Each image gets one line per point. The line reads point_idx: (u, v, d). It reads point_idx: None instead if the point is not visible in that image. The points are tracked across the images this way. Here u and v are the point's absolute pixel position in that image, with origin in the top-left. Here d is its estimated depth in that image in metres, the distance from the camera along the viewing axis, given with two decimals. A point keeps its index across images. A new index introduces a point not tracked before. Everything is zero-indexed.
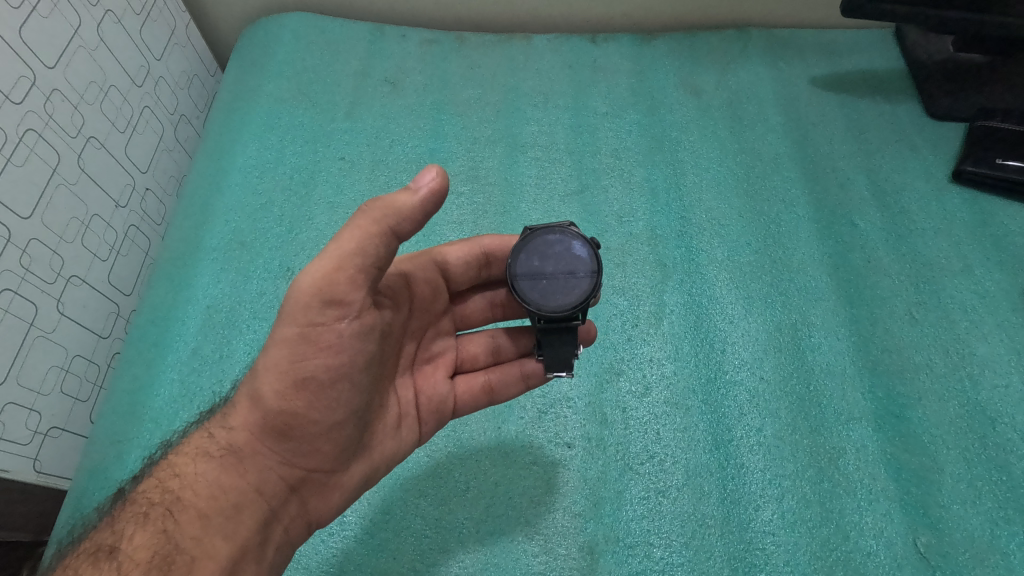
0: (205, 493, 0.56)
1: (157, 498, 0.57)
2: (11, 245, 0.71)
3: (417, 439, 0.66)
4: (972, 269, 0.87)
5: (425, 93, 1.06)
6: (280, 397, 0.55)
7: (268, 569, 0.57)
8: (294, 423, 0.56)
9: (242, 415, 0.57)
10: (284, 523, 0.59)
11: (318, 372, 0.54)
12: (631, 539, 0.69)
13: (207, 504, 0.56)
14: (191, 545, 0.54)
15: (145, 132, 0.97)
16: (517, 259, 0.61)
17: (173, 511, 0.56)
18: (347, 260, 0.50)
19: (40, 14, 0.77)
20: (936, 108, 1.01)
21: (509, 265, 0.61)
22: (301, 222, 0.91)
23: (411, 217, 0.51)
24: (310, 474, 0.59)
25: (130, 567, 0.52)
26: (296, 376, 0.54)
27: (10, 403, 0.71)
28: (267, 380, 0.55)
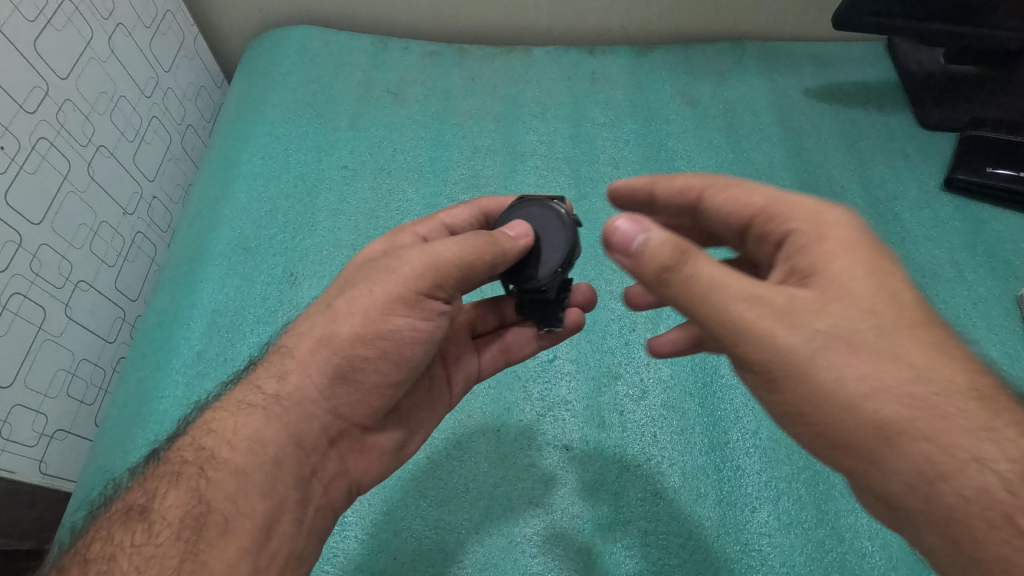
0: (244, 448, 0.52)
1: (191, 456, 0.53)
2: (22, 250, 0.73)
3: (448, 402, 0.69)
4: (965, 275, 0.88)
5: (427, 103, 1.08)
6: (355, 341, 0.54)
7: (306, 534, 0.54)
8: (358, 364, 0.54)
9: (304, 356, 0.55)
10: (323, 482, 0.56)
11: (400, 327, 0.54)
12: (629, 540, 0.69)
13: (243, 461, 0.52)
14: (227, 507, 0.50)
15: (153, 141, 0.99)
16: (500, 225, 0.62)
17: (207, 469, 0.52)
18: (459, 258, 0.53)
19: (54, 27, 0.79)
20: (928, 118, 1.03)
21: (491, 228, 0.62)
22: (305, 228, 0.93)
23: (515, 254, 0.55)
24: (351, 428, 0.58)
25: (163, 528, 0.49)
26: (377, 330, 0.54)
27: (18, 405, 0.72)
28: (348, 319, 0.54)
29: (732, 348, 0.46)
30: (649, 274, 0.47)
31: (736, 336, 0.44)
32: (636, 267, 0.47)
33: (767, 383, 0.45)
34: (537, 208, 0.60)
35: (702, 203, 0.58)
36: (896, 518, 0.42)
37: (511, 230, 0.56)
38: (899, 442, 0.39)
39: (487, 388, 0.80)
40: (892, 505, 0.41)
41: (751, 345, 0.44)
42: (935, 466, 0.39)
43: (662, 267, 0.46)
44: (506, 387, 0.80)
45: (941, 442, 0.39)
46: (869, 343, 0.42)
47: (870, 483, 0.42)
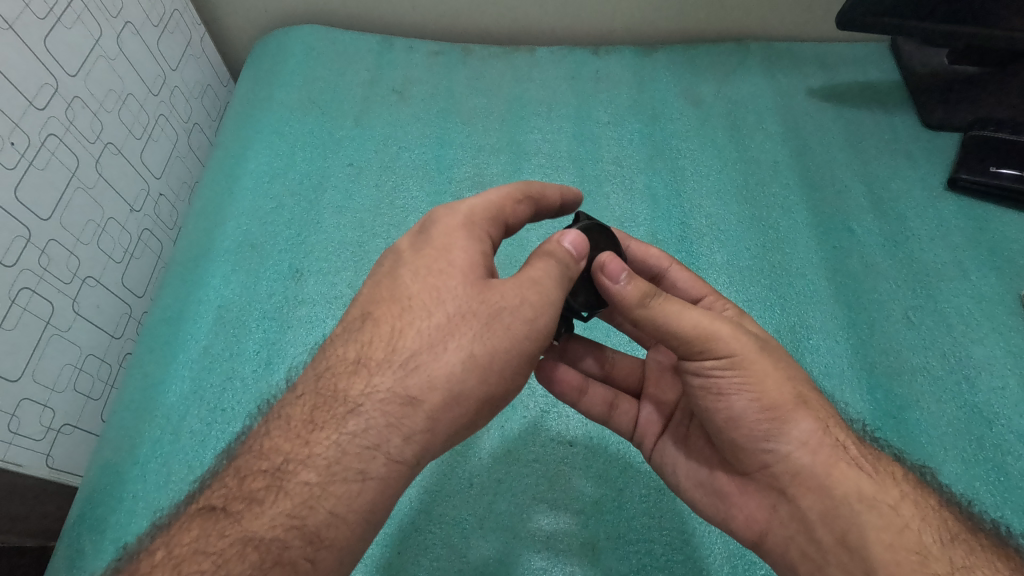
0: (354, 523, 0.47)
1: (290, 537, 0.46)
2: (31, 245, 0.74)
3: None
4: (968, 275, 0.89)
5: (432, 102, 1.08)
6: (482, 403, 0.50)
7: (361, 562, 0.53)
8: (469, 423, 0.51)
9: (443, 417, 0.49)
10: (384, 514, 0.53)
11: (510, 389, 0.52)
12: (632, 536, 0.69)
13: (348, 536, 0.47)
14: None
15: (161, 139, 1.00)
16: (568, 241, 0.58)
17: (314, 552, 0.46)
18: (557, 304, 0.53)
19: (65, 25, 0.80)
20: (933, 119, 1.04)
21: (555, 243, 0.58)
22: (311, 225, 0.94)
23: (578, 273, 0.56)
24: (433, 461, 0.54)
25: None
26: (503, 389, 0.52)
27: (26, 399, 0.73)
28: (491, 371, 0.50)
29: (694, 352, 0.55)
30: (634, 300, 0.54)
31: (706, 340, 0.55)
32: (626, 293, 0.54)
33: (722, 365, 0.55)
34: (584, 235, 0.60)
35: (659, 280, 0.70)
36: (784, 478, 0.55)
37: (568, 243, 0.55)
38: (808, 407, 0.55)
39: None
40: (788, 466, 0.55)
41: (720, 345, 0.55)
42: (818, 426, 0.55)
43: (650, 292, 0.54)
44: None
45: (819, 412, 0.55)
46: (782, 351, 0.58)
47: (776, 445, 0.55)
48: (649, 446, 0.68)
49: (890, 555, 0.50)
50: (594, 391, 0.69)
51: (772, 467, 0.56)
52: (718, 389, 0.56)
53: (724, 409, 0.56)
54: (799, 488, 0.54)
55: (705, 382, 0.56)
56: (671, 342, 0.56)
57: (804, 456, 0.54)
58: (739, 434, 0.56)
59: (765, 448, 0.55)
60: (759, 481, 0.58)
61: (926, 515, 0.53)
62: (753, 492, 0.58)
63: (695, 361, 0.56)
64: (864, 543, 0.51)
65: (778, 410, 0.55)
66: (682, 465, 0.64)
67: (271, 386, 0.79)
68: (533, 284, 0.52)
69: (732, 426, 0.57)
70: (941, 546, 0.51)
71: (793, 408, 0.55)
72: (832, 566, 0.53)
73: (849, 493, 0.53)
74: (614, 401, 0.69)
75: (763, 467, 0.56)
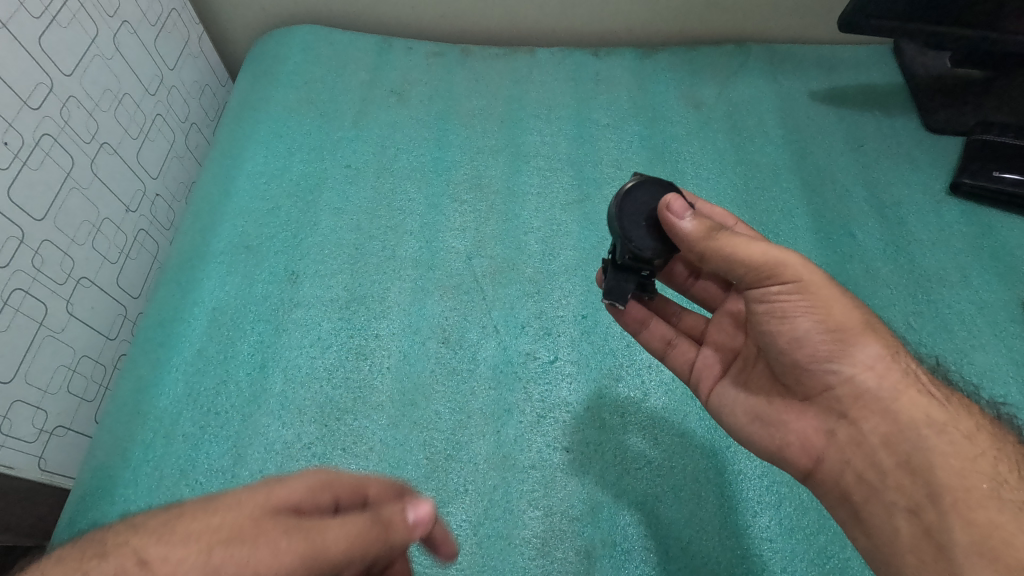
0: None
1: None
2: (24, 246, 0.73)
3: None
4: (971, 281, 0.88)
5: (431, 104, 1.08)
6: None
7: None
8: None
9: None
10: None
11: None
12: (629, 545, 0.69)
13: None
14: None
15: (157, 139, 0.99)
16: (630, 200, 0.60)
17: None
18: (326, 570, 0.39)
19: (60, 24, 0.79)
20: (933, 121, 1.03)
21: (619, 205, 0.60)
22: (307, 227, 0.93)
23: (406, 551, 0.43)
24: None
25: None
26: None
27: (18, 401, 0.72)
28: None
29: (760, 279, 0.56)
30: (697, 234, 0.56)
31: (775, 268, 0.55)
32: (690, 230, 0.56)
33: (787, 290, 0.55)
34: (650, 188, 0.60)
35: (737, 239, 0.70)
36: (846, 402, 0.55)
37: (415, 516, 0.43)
38: (878, 333, 0.55)
39: (488, 389, 0.79)
40: (851, 388, 0.54)
41: (788, 272, 0.54)
42: (886, 352, 0.54)
43: (715, 226, 0.56)
44: (505, 388, 0.79)
45: (888, 341, 0.55)
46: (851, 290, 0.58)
47: (840, 366, 0.55)
48: (707, 389, 0.67)
49: (957, 480, 0.49)
50: (655, 324, 0.70)
51: (834, 389, 0.55)
52: (783, 311, 0.56)
53: (789, 331, 0.56)
54: (862, 411, 0.54)
55: (769, 307, 0.56)
56: (738, 273, 0.56)
57: (870, 379, 0.54)
58: (801, 355, 0.56)
59: (829, 368, 0.55)
60: (819, 405, 0.57)
61: (1002, 446, 0.51)
62: (811, 416, 0.58)
63: (761, 287, 0.56)
64: (932, 467, 0.50)
65: (845, 331, 0.54)
66: (737, 400, 0.63)
67: (265, 390, 0.78)
68: (313, 530, 0.39)
69: (795, 347, 0.56)
70: (1020, 477, 0.49)
71: (860, 331, 0.54)
72: (891, 492, 0.52)
73: (916, 417, 0.52)
74: (673, 339, 0.70)
75: (825, 390, 0.56)
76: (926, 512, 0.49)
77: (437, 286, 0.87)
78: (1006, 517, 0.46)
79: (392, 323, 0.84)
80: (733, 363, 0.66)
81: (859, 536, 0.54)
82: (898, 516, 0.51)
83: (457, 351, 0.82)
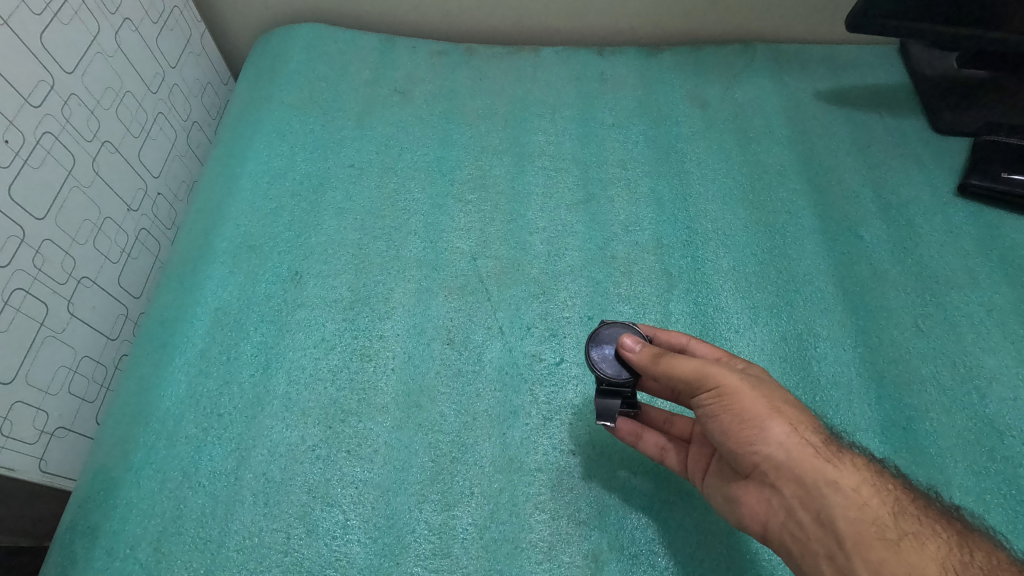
0: None
1: None
2: (25, 245, 0.72)
3: None
4: (979, 282, 0.87)
5: (435, 103, 1.07)
6: None
7: None
8: None
9: None
10: None
11: None
12: (636, 549, 0.68)
13: None
14: None
15: (159, 138, 0.98)
16: (594, 339, 0.67)
17: None
18: None
19: (61, 21, 0.78)
20: (940, 123, 1.03)
21: (586, 343, 0.68)
22: (311, 226, 0.92)
23: None
24: None
25: None
26: None
27: (19, 402, 0.71)
28: None
29: (693, 391, 0.58)
30: (647, 360, 0.61)
31: (699, 379, 0.57)
32: (641, 358, 0.62)
33: (712, 395, 0.56)
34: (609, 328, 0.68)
35: None
36: (770, 475, 0.54)
37: None
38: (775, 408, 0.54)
39: (494, 390, 0.78)
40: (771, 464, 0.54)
41: (710, 379, 0.56)
42: (791, 425, 0.54)
43: (659, 353, 0.61)
44: (512, 390, 0.78)
45: (793, 415, 0.54)
46: (770, 378, 0.58)
47: (756, 448, 0.54)
48: (698, 482, 0.65)
49: (854, 526, 0.49)
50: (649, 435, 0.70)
51: (757, 466, 0.55)
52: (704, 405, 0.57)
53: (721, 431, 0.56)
54: (781, 480, 0.53)
55: (702, 410, 0.58)
56: (679, 388, 0.59)
57: (778, 452, 0.53)
58: (728, 444, 0.56)
59: (749, 452, 0.55)
60: (756, 480, 0.56)
61: (883, 492, 0.51)
62: (755, 494, 0.56)
63: (695, 397, 0.58)
64: (834, 519, 0.50)
65: (751, 417, 0.54)
66: (716, 492, 0.62)
67: (269, 392, 0.77)
68: None
69: (724, 437, 0.56)
70: (894, 515, 0.49)
71: (767, 414, 0.54)
72: (813, 541, 0.51)
73: (815, 477, 0.51)
74: (668, 446, 0.69)
75: (753, 467, 0.55)
76: (838, 557, 0.49)
77: (442, 287, 0.87)
78: (890, 553, 0.46)
79: (397, 324, 0.83)
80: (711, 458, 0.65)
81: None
82: (822, 565, 0.50)
83: (462, 352, 0.81)
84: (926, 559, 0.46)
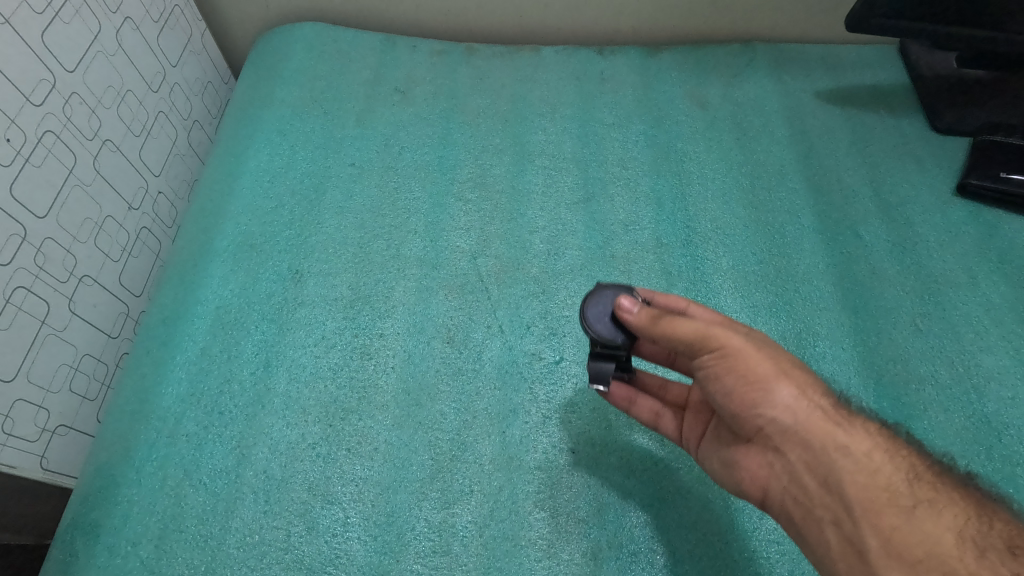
0: None
1: None
2: (26, 243, 0.72)
3: None
4: (977, 282, 0.87)
5: (435, 102, 1.07)
6: None
7: None
8: None
9: None
10: None
11: None
12: (635, 546, 0.68)
13: None
14: None
15: (160, 137, 0.99)
16: (591, 298, 0.64)
17: None
18: None
19: (63, 20, 0.79)
20: (939, 123, 1.03)
21: (583, 302, 0.64)
22: (311, 225, 0.92)
23: None
24: None
25: None
26: None
27: (20, 400, 0.71)
28: None
29: (695, 354, 0.57)
30: (646, 323, 0.59)
31: (702, 341, 0.56)
32: (639, 321, 0.59)
33: (715, 358, 0.55)
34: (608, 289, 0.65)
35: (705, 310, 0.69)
36: (776, 440, 0.54)
37: None
38: (784, 373, 0.54)
39: (493, 389, 0.78)
40: (778, 429, 0.54)
41: (713, 342, 0.55)
42: (800, 390, 0.54)
43: (658, 314, 0.59)
44: (512, 389, 0.79)
45: (801, 380, 0.55)
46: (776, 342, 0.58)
47: (762, 413, 0.54)
48: (692, 449, 0.66)
49: (865, 493, 0.49)
50: (641, 400, 0.70)
51: (764, 432, 0.55)
52: (710, 364, 0.56)
53: (725, 392, 0.56)
54: (788, 444, 0.54)
55: (704, 374, 0.57)
56: (680, 351, 0.58)
57: (787, 417, 0.53)
58: (733, 408, 0.56)
59: (755, 415, 0.55)
60: (760, 445, 0.57)
61: (895, 457, 0.52)
62: (756, 459, 0.57)
63: (697, 360, 0.57)
64: (843, 486, 0.50)
65: (759, 380, 0.54)
66: (711, 458, 0.63)
67: (269, 390, 0.78)
68: None
69: (728, 402, 0.56)
70: (907, 482, 0.50)
71: (776, 379, 0.54)
72: (817, 506, 0.52)
73: (825, 443, 0.52)
74: (661, 410, 0.69)
75: (758, 433, 0.56)
76: (845, 523, 0.50)
77: (442, 286, 0.87)
78: (901, 520, 0.48)
79: (397, 322, 0.84)
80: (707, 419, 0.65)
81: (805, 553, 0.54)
82: (827, 530, 0.51)
83: (462, 351, 0.81)
84: (940, 526, 0.47)
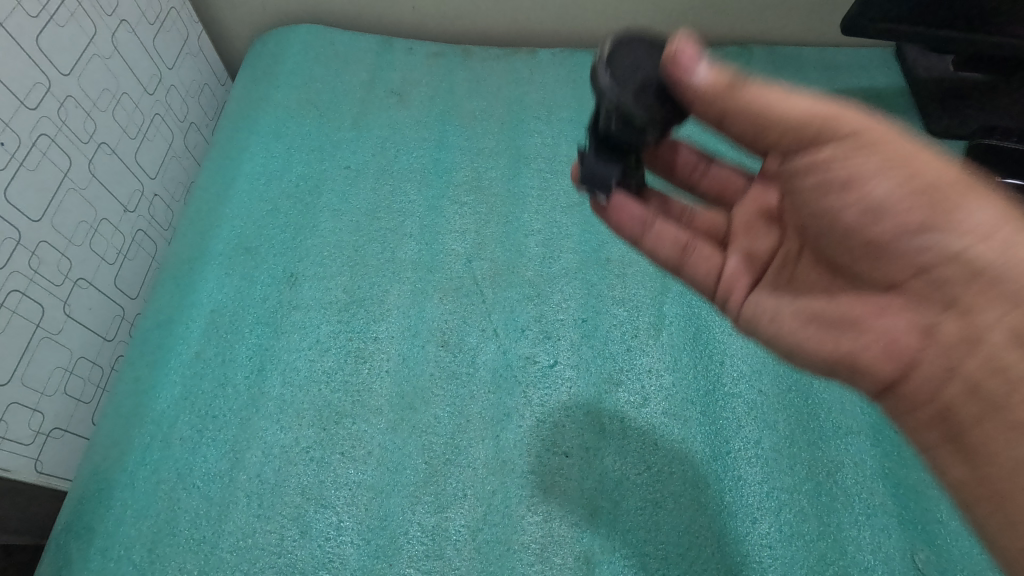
0: None
1: None
2: (21, 247, 0.72)
3: None
4: None
5: (431, 104, 1.07)
6: None
7: None
8: None
9: None
10: None
11: None
12: (627, 551, 0.68)
13: None
14: None
15: (156, 139, 0.99)
16: (617, 49, 0.51)
17: None
18: None
19: (58, 23, 0.79)
20: (936, 126, 1.03)
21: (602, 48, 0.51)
22: (306, 228, 0.92)
23: None
24: None
25: None
26: None
27: (14, 403, 0.71)
28: None
29: (808, 139, 0.50)
30: (719, 89, 0.49)
31: (826, 119, 0.49)
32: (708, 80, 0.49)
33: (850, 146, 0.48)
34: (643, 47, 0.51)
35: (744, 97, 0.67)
36: (953, 283, 0.45)
37: None
38: (974, 189, 0.46)
39: (488, 392, 0.79)
40: (960, 264, 0.45)
41: (843, 124, 0.48)
42: (999, 212, 0.45)
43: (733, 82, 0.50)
44: (506, 392, 0.79)
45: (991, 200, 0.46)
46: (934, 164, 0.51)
47: (939, 236, 0.45)
48: (740, 300, 0.59)
49: None
50: (663, 228, 0.63)
51: (931, 267, 0.46)
52: (825, 156, 0.50)
53: (859, 197, 0.48)
54: (973, 286, 0.45)
55: (833, 173, 0.50)
56: (787, 137, 0.51)
57: (981, 245, 0.44)
58: (883, 228, 0.48)
59: (920, 243, 0.46)
60: (909, 292, 0.48)
61: None
62: (897, 312, 0.48)
63: (817, 150, 0.50)
64: None
65: (944, 196, 0.46)
66: (784, 306, 0.55)
67: (264, 394, 0.78)
68: None
69: (871, 220, 0.48)
70: None
71: (967, 191, 0.46)
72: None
73: None
74: (687, 244, 0.63)
75: (918, 271, 0.47)
76: None
77: (437, 289, 0.87)
78: None
79: (392, 325, 0.84)
80: (772, 224, 0.60)
81: (971, 467, 0.45)
82: None
83: (456, 355, 0.81)
84: None
